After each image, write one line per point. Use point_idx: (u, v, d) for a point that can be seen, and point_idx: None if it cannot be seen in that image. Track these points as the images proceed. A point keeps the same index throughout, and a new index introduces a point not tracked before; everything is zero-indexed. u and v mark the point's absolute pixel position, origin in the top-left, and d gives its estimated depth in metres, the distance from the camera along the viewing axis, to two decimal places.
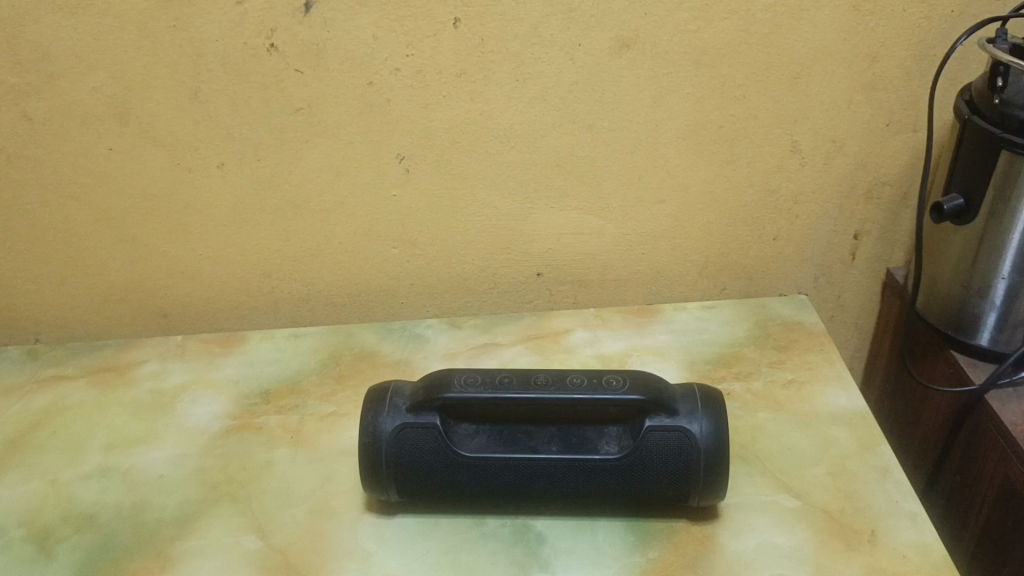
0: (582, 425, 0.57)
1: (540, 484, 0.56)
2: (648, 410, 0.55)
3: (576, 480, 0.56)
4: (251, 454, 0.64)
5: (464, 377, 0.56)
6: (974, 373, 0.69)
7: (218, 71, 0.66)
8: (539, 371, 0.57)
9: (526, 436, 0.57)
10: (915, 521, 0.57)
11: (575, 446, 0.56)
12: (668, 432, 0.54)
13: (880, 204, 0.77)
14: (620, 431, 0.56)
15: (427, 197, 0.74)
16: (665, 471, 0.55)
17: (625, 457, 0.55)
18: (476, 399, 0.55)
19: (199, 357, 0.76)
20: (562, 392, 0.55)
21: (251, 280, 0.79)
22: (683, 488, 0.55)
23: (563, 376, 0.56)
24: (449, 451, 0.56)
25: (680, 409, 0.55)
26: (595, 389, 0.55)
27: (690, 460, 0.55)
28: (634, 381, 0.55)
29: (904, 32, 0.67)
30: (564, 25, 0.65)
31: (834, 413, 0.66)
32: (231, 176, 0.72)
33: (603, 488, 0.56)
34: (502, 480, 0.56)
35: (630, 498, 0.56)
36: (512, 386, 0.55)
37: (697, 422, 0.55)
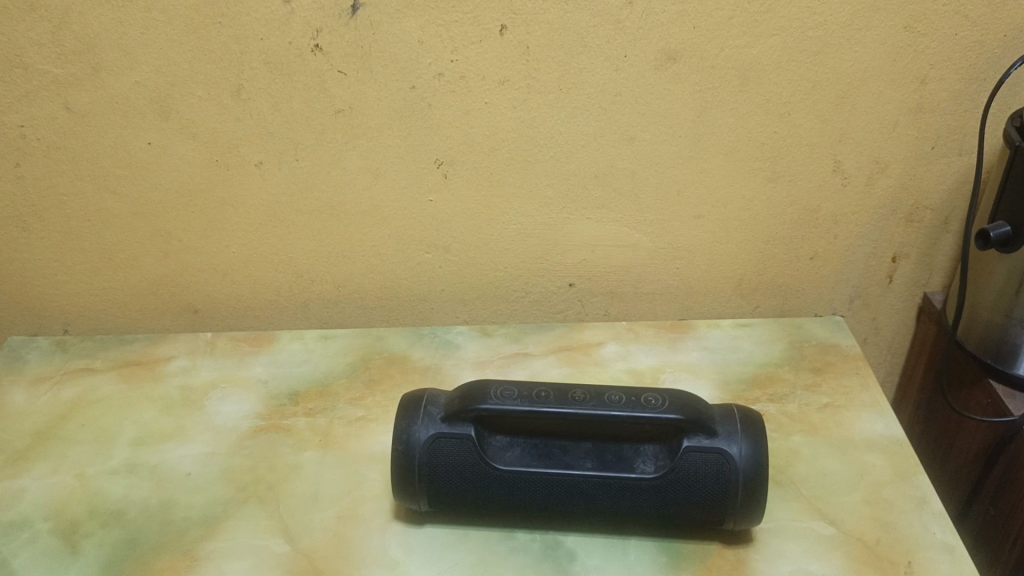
0: (618, 443, 0.56)
1: (573, 501, 0.55)
2: (687, 431, 0.54)
3: (612, 499, 0.55)
4: (280, 456, 0.64)
5: (501, 389, 0.56)
6: (1013, 404, 0.68)
7: (261, 70, 0.66)
8: (576, 386, 0.56)
9: (561, 451, 0.56)
10: (953, 554, 0.56)
11: (611, 464, 0.55)
12: (706, 454, 0.54)
13: (921, 228, 0.76)
14: (656, 451, 0.56)
15: (463, 203, 0.73)
16: (702, 492, 0.54)
17: (662, 477, 0.54)
18: (513, 412, 0.54)
19: (228, 355, 0.76)
20: (599, 408, 0.54)
21: (282, 280, 0.78)
22: (719, 512, 0.55)
23: (601, 393, 0.55)
24: (483, 463, 0.55)
25: (719, 430, 0.55)
26: (632, 407, 0.54)
27: (728, 483, 0.54)
28: (673, 400, 0.55)
29: (955, 55, 0.66)
30: (611, 36, 0.64)
31: (870, 439, 0.65)
32: (268, 174, 0.71)
33: (638, 508, 0.55)
34: (535, 496, 0.55)
35: (666, 519, 0.56)
36: (549, 401, 0.55)
37: (736, 444, 0.54)
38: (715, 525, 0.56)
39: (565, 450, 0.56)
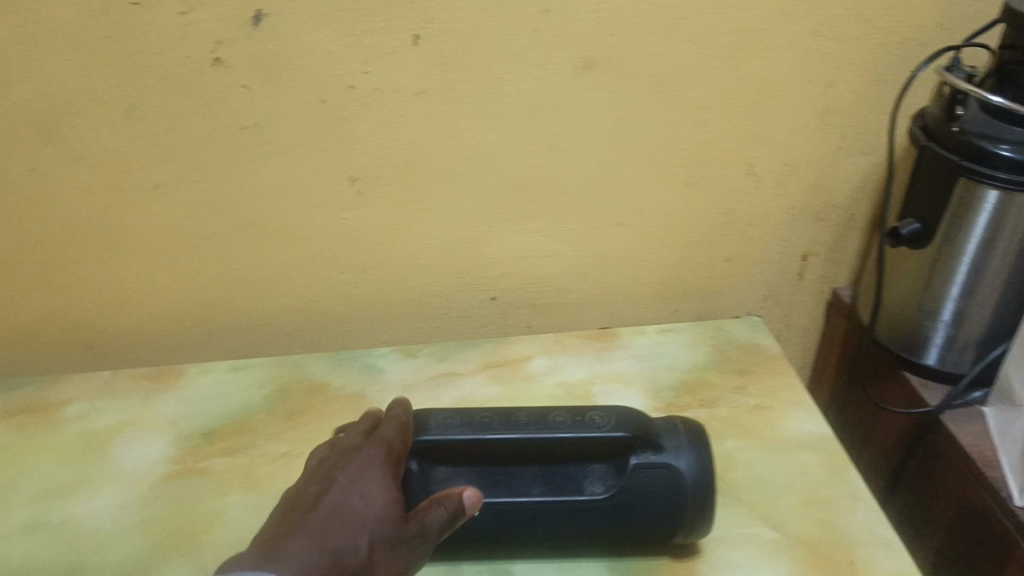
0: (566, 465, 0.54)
1: (524, 527, 0.54)
2: (634, 447, 0.53)
3: (563, 523, 0.53)
4: (200, 501, 0.59)
5: (442, 418, 0.54)
6: (927, 394, 0.71)
7: (156, 86, 0.61)
8: (520, 410, 0.54)
9: (507, 478, 0.54)
10: (892, 548, 0.57)
11: (559, 487, 0.54)
12: (655, 470, 0.53)
13: (829, 226, 0.78)
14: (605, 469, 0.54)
15: (380, 220, 0.70)
16: (652, 509, 0.53)
17: (613, 497, 0.53)
18: (456, 442, 0.52)
19: (131, 393, 0.70)
20: (545, 431, 0.52)
21: (187, 309, 0.73)
22: (671, 527, 0.54)
23: (545, 415, 0.54)
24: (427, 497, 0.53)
25: (666, 445, 0.54)
26: (579, 428, 0.52)
27: (679, 498, 0.53)
28: (618, 418, 0.53)
29: (860, 58, 0.68)
30: (528, 44, 0.63)
31: (800, 438, 0.66)
32: (168, 198, 0.66)
33: (590, 529, 0.54)
34: (484, 526, 0.53)
35: (618, 538, 0.55)
36: (492, 427, 0.53)
37: (683, 458, 0.53)
38: (668, 539, 0.55)
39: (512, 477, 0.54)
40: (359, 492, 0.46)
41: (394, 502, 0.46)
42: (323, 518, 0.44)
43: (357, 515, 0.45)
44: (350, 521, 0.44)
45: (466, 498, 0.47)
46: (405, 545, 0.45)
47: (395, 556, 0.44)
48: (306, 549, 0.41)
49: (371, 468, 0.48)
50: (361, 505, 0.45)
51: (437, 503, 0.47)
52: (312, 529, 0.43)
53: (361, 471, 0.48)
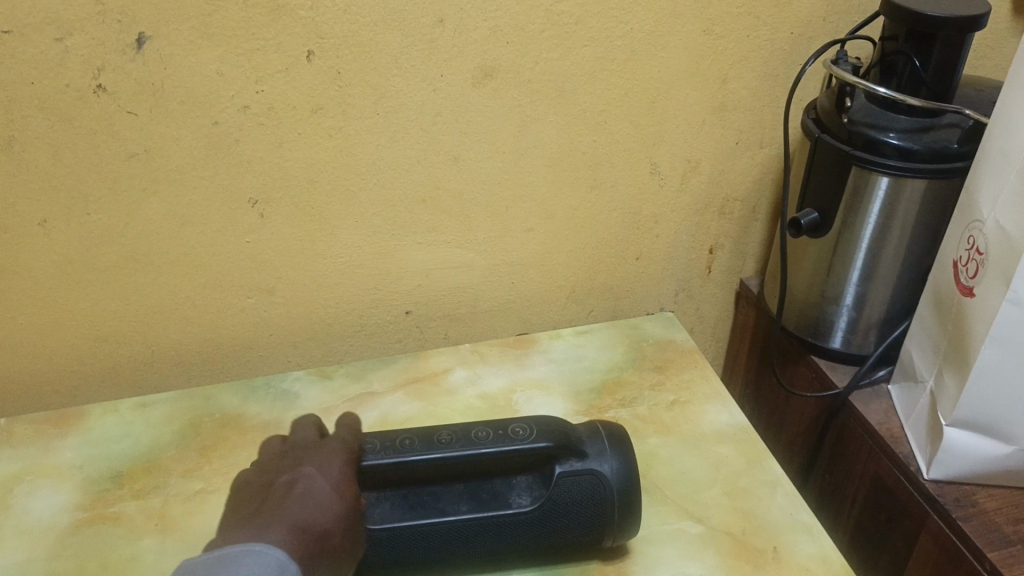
0: (490, 480, 0.54)
1: (451, 546, 0.53)
2: (558, 456, 0.53)
3: (491, 538, 0.53)
4: (111, 550, 0.57)
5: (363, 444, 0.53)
6: (836, 376, 0.73)
7: (35, 117, 0.58)
8: (441, 429, 0.54)
9: (432, 498, 0.53)
10: (812, 532, 0.58)
11: (485, 503, 0.53)
12: (580, 476, 0.53)
13: (732, 219, 0.79)
14: (530, 481, 0.54)
15: (284, 241, 0.68)
16: (580, 516, 0.53)
17: (540, 507, 0.53)
18: (380, 467, 0.51)
19: (30, 440, 0.67)
20: (469, 448, 0.52)
21: (85, 347, 0.70)
22: (599, 531, 0.54)
23: (468, 432, 0.53)
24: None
25: (588, 451, 0.54)
26: (502, 441, 0.52)
27: (605, 502, 0.53)
28: (540, 428, 0.53)
29: (751, 54, 0.69)
30: (425, 56, 0.62)
31: (718, 430, 0.67)
32: (56, 233, 0.63)
33: (519, 542, 0.53)
34: (410, 550, 0.52)
35: (547, 548, 0.54)
36: (415, 448, 0.52)
37: (607, 463, 0.54)
38: (596, 543, 0.55)
39: (436, 498, 0.53)
40: (326, 479, 0.49)
41: (352, 492, 0.49)
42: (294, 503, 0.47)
43: (322, 499, 0.48)
44: (318, 505, 0.47)
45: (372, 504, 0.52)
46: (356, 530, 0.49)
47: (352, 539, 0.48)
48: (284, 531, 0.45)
49: (338, 459, 0.51)
50: (327, 490, 0.48)
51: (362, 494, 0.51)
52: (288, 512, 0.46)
53: (317, 461, 0.50)
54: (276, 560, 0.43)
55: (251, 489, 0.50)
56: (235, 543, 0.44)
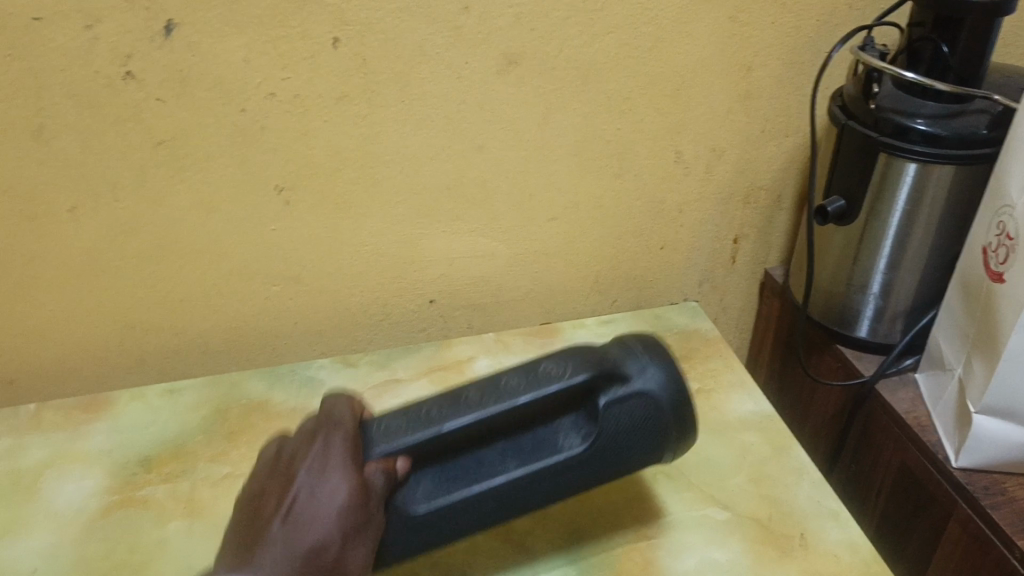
0: (533, 421, 0.52)
1: (507, 507, 0.51)
2: (600, 386, 0.51)
3: (548, 487, 0.52)
4: (140, 533, 0.57)
5: (383, 426, 0.51)
6: (862, 365, 0.73)
7: (65, 105, 0.58)
8: (468, 390, 0.51)
9: (475, 462, 0.51)
10: (838, 518, 0.58)
11: (534, 453, 0.52)
12: (627, 402, 0.51)
13: (757, 208, 0.79)
14: (574, 419, 0.53)
15: (310, 229, 0.69)
16: (636, 437, 0.52)
17: (590, 443, 0.51)
18: (412, 444, 0.49)
19: (58, 426, 0.67)
20: (503, 403, 0.50)
21: (112, 334, 0.71)
22: (652, 446, 0.53)
23: (496, 382, 0.51)
24: (394, 512, 0.49)
25: (630, 372, 0.52)
26: (534, 386, 0.50)
27: (658, 417, 0.52)
28: (572, 364, 0.51)
29: (776, 41, 0.69)
30: (450, 43, 0.62)
31: (743, 419, 0.67)
32: (84, 221, 0.64)
33: (577, 481, 0.53)
34: (467, 521, 0.51)
35: (601, 478, 0.54)
36: (444, 415, 0.50)
37: (650, 377, 0.52)
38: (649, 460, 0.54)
39: (479, 456, 0.52)
40: (318, 486, 0.48)
41: (358, 486, 0.48)
42: (291, 530, 0.46)
43: (322, 514, 0.47)
44: (316, 527, 0.46)
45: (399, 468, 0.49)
46: (367, 524, 0.48)
47: (363, 537, 0.48)
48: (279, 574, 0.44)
49: (333, 455, 0.49)
50: (325, 501, 0.47)
51: (373, 469, 0.49)
52: (282, 547, 0.45)
53: (317, 463, 0.49)
54: None
55: (256, 499, 0.49)
56: None
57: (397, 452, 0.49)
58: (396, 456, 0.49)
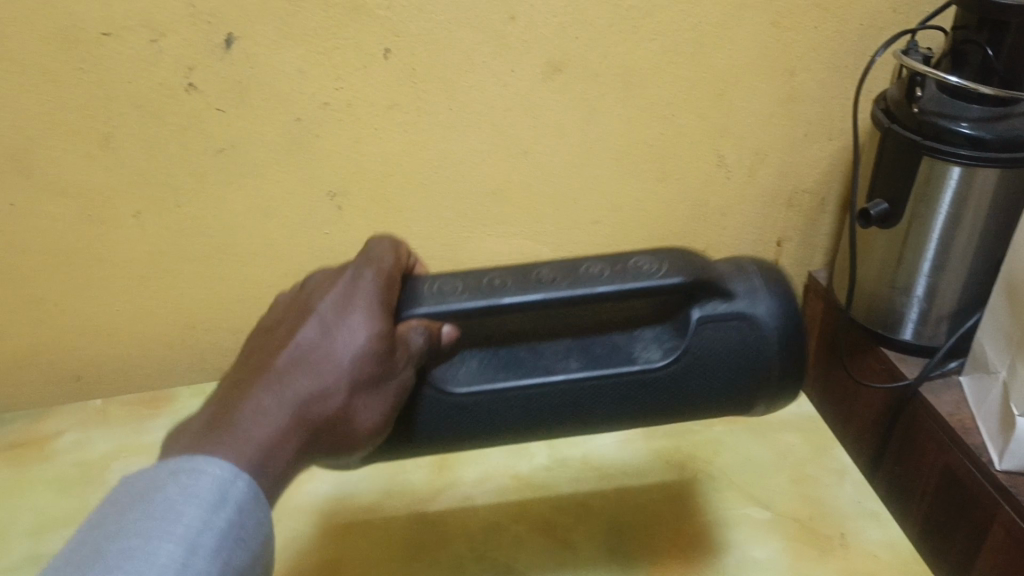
0: (610, 325, 0.48)
1: (558, 411, 0.47)
2: (697, 296, 0.46)
3: (606, 399, 0.47)
4: None
5: (436, 285, 0.46)
6: (906, 368, 0.73)
7: (131, 115, 0.61)
8: (545, 267, 0.46)
9: (534, 354, 0.47)
10: (879, 518, 0.58)
11: (604, 359, 0.47)
12: (723, 321, 0.46)
13: (800, 211, 0.79)
14: (657, 332, 0.48)
15: (360, 233, 0.71)
16: (724, 366, 0.47)
17: (672, 359, 0.46)
18: (460, 309, 0.44)
19: (123, 420, 0.71)
20: (577, 287, 0.44)
21: (173, 333, 0.74)
22: (744, 388, 0.48)
23: (577, 268, 0.45)
24: (431, 390, 0.46)
25: (735, 290, 0.47)
26: (620, 278, 0.44)
27: (755, 351, 0.47)
28: (671, 262, 0.46)
29: (820, 46, 0.69)
30: (496, 52, 0.64)
31: (785, 420, 0.68)
32: (148, 225, 0.67)
33: (645, 404, 0.47)
34: (506, 415, 0.47)
35: (675, 408, 0.48)
36: (506, 288, 0.45)
37: (758, 306, 0.47)
38: (736, 399, 0.48)
39: (539, 351, 0.47)
40: (336, 330, 0.43)
41: (386, 335, 0.43)
42: (301, 370, 0.41)
43: (339, 356, 0.42)
44: (330, 370, 0.41)
45: (444, 336, 0.45)
46: (388, 379, 0.43)
47: (381, 388, 0.43)
48: (277, 418, 0.40)
49: (358, 296, 0.44)
50: (344, 345, 0.42)
51: (413, 328, 0.44)
52: (288, 390, 0.41)
53: (342, 296, 0.44)
54: (213, 475, 0.37)
55: (265, 336, 0.44)
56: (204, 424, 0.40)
57: (440, 316, 0.44)
58: (443, 320, 0.45)
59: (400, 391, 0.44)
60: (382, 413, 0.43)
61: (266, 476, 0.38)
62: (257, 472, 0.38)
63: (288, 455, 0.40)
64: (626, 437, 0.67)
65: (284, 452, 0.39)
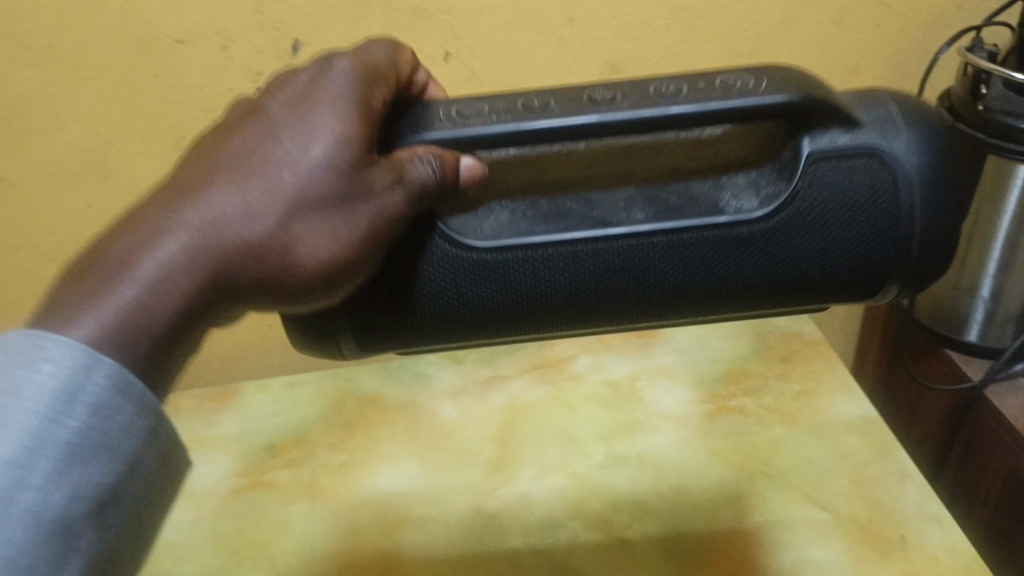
0: (685, 172, 0.39)
1: (616, 276, 0.38)
2: (807, 121, 0.37)
3: (678, 260, 0.38)
4: (268, 513, 0.62)
5: (458, 110, 0.38)
6: (971, 370, 0.71)
7: (201, 116, 0.65)
8: (602, 90, 0.38)
9: (587, 204, 0.38)
10: (941, 522, 0.58)
11: (677, 211, 0.38)
12: (839, 158, 0.38)
13: None
14: (754, 177, 0.39)
15: None
16: (851, 212, 0.38)
17: (771, 208, 0.38)
18: (492, 135, 0.36)
19: (193, 413, 0.74)
20: (651, 109, 0.36)
21: (241, 330, 0.77)
22: (868, 245, 0.39)
23: (645, 89, 0.37)
24: (449, 241, 0.38)
25: (864, 120, 0.38)
26: (704, 97, 0.36)
27: (894, 200, 0.38)
28: (773, 79, 0.37)
29: (882, 43, 0.68)
30: (554, 55, 0.65)
31: (848, 422, 0.67)
32: None
33: (729, 271, 0.39)
34: (550, 280, 0.38)
35: (768, 282, 0.39)
36: (552, 110, 0.36)
37: (899, 141, 0.38)
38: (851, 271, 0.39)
39: (587, 201, 0.38)
40: (290, 139, 0.34)
41: (348, 151, 0.34)
42: (230, 182, 0.34)
43: (284, 175, 0.34)
44: (269, 185, 0.34)
45: (463, 169, 0.37)
46: (347, 214, 0.34)
47: (335, 225, 0.34)
48: (174, 246, 0.32)
49: (330, 97, 0.35)
50: (292, 167, 0.34)
51: (419, 156, 0.35)
52: (201, 213, 0.33)
53: (312, 103, 0.35)
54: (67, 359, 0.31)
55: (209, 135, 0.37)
56: (99, 248, 0.33)
57: (462, 143, 0.36)
58: (467, 148, 0.37)
59: (366, 233, 0.34)
60: (339, 256, 0.34)
61: (151, 322, 0.32)
62: (139, 318, 0.32)
63: (189, 290, 0.32)
64: (683, 436, 0.67)
65: (178, 292, 0.32)
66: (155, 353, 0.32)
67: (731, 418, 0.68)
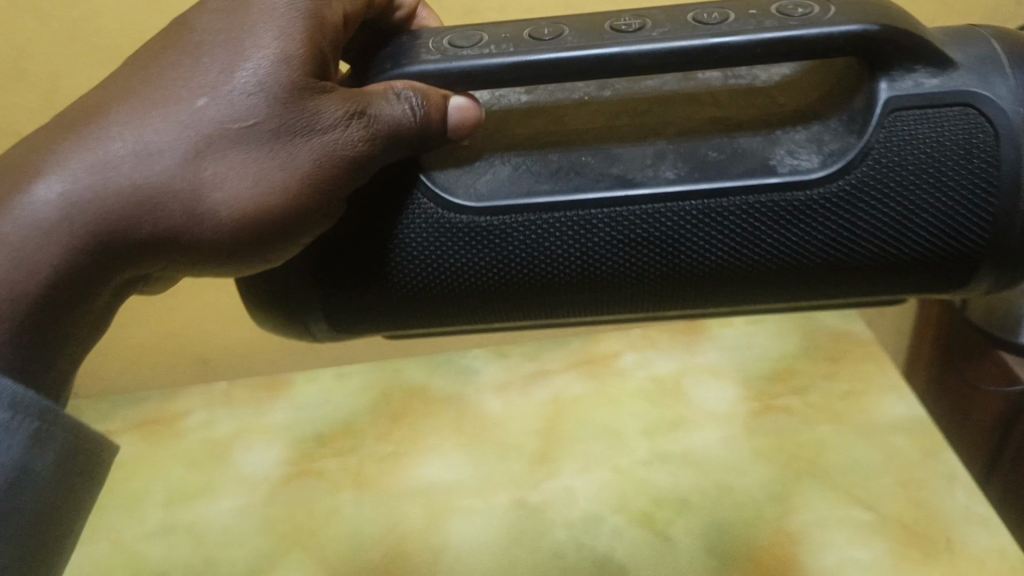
0: (726, 123, 0.36)
1: (636, 244, 0.35)
2: (883, 62, 0.33)
3: (709, 225, 0.34)
4: (316, 500, 0.64)
5: (454, 37, 0.35)
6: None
7: None
8: (646, 13, 0.35)
9: (607, 163, 0.35)
10: (989, 524, 0.57)
11: (718, 168, 0.34)
12: (918, 109, 0.33)
13: None
14: (816, 132, 0.35)
15: None
16: (920, 173, 0.33)
17: (837, 168, 0.33)
18: (480, 71, 0.34)
19: (246, 403, 0.76)
20: (691, 38, 0.33)
21: None
22: (955, 218, 0.33)
23: (684, 13, 0.34)
24: (435, 196, 0.35)
25: (955, 63, 0.33)
26: (754, 26, 0.33)
27: (976, 157, 0.33)
28: (843, 5, 0.33)
29: None
30: None
31: (895, 422, 0.66)
32: None
33: (779, 241, 0.34)
34: (560, 246, 0.35)
35: (815, 256, 0.34)
36: (555, 42, 0.33)
37: (990, 89, 0.33)
38: (921, 247, 0.34)
39: (608, 159, 0.36)
40: (217, 71, 0.33)
41: (279, 89, 0.32)
42: (144, 116, 0.32)
43: (202, 112, 0.32)
44: (184, 124, 0.32)
45: (452, 110, 0.34)
46: (267, 155, 0.32)
47: (254, 165, 0.32)
48: (69, 188, 0.31)
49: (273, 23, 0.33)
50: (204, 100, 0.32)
51: (394, 95, 0.33)
52: (105, 148, 0.32)
53: (241, 25, 0.33)
54: None
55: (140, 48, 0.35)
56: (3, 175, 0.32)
57: (454, 77, 0.34)
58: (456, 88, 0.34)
59: (293, 177, 0.32)
60: (261, 201, 0.32)
61: (35, 273, 0.31)
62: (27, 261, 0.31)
63: (81, 232, 0.32)
64: (727, 434, 0.67)
65: (67, 241, 0.32)
66: (44, 310, 0.32)
67: (777, 418, 0.68)
